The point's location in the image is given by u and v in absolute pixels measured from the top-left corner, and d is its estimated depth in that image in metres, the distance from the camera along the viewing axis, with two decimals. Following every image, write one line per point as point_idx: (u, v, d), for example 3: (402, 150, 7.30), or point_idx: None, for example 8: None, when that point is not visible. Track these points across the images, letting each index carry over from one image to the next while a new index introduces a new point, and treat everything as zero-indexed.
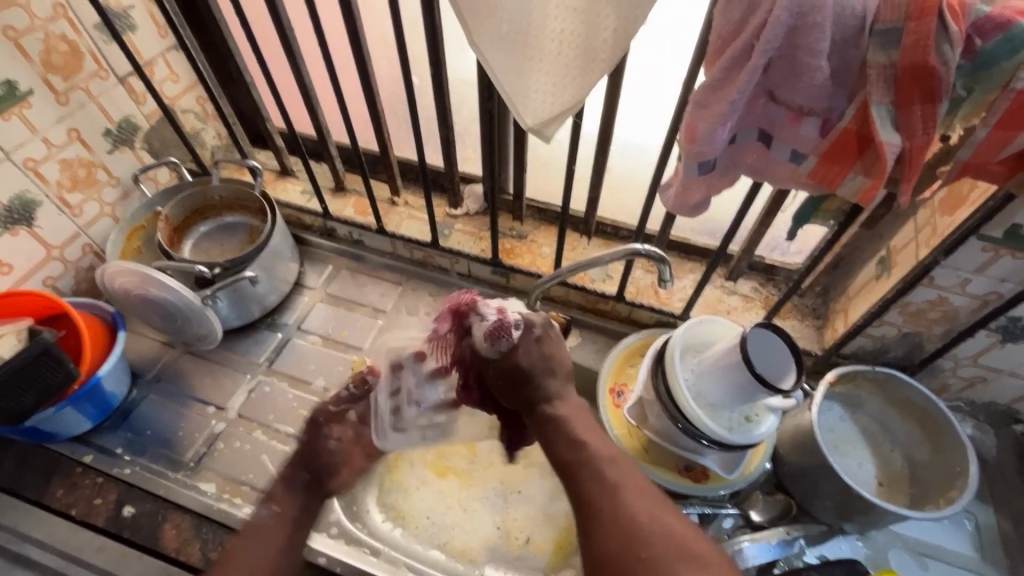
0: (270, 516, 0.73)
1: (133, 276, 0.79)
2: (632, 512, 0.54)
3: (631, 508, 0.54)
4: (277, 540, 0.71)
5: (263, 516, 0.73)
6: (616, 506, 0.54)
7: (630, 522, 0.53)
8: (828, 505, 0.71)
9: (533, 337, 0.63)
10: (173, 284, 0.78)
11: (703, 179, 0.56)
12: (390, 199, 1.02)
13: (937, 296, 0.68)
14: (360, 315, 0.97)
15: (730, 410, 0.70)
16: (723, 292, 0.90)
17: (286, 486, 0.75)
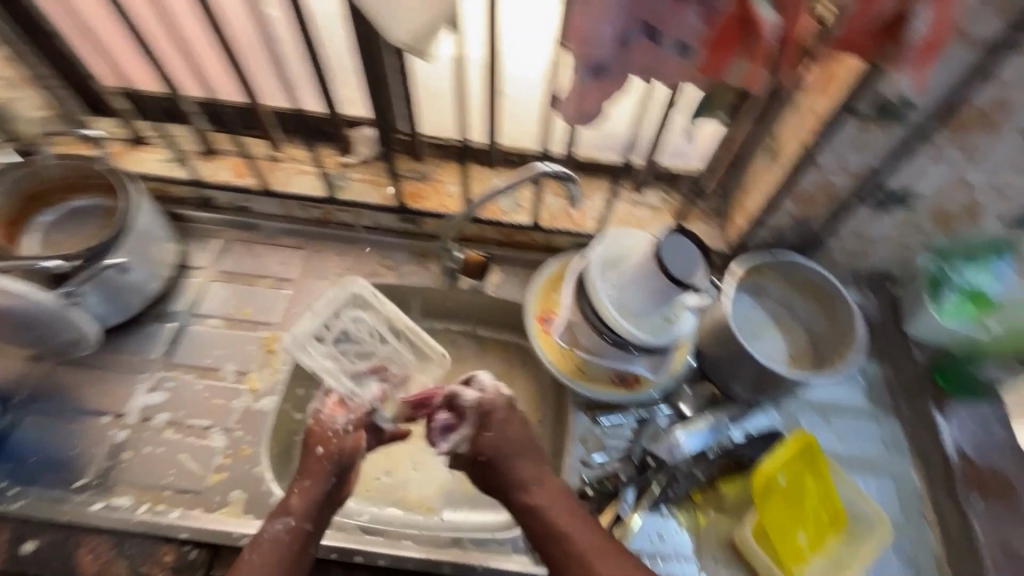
0: (283, 531, 0.61)
1: None
2: (568, 533, 0.62)
3: (555, 523, 0.63)
4: (284, 560, 0.60)
5: (276, 532, 0.61)
6: (545, 523, 0.64)
7: (552, 537, 0.63)
8: (746, 384, 0.77)
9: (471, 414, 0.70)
10: (18, 287, 0.66)
11: (598, 85, 0.54)
12: (271, 155, 0.92)
13: (821, 178, 0.73)
14: (263, 287, 0.89)
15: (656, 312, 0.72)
16: (633, 206, 0.91)
17: (305, 495, 0.63)
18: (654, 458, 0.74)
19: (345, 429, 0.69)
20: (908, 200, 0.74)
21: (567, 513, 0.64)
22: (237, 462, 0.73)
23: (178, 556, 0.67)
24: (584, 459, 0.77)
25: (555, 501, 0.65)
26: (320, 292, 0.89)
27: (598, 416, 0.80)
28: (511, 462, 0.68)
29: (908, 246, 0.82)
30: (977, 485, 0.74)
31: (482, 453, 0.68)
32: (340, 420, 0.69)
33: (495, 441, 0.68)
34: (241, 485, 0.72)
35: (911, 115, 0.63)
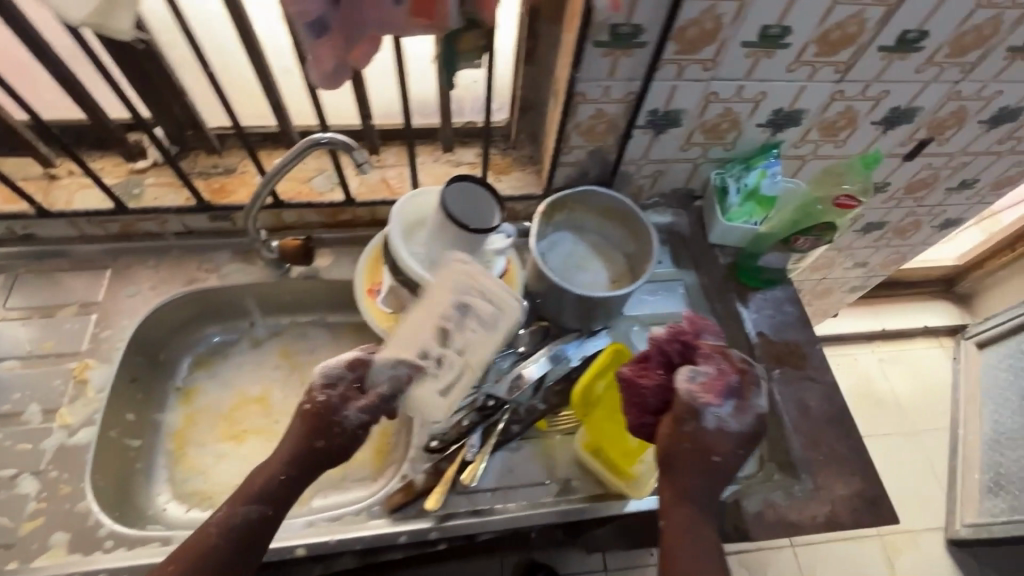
0: (255, 516, 0.59)
1: None
2: (692, 496, 0.65)
3: (695, 490, 0.65)
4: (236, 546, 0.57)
5: (247, 515, 0.59)
6: (705, 478, 0.65)
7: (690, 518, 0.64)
8: (571, 312, 0.82)
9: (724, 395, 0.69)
10: None
11: (326, 41, 0.54)
12: (46, 174, 0.84)
13: (595, 110, 0.78)
14: (67, 317, 0.82)
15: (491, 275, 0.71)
16: (451, 166, 0.92)
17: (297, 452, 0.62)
18: (496, 398, 0.77)
19: (355, 424, 0.63)
20: (675, 118, 0.81)
21: (689, 518, 0.64)
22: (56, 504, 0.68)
23: None
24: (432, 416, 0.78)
25: (713, 483, 0.66)
26: (134, 310, 0.84)
27: None
28: (699, 464, 0.65)
29: (695, 162, 0.91)
30: (775, 357, 0.85)
31: (715, 453, 0.66)
32: (353, 408, 0.63)
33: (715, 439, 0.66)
34: (62, 527, 0.67)
35: (644, 38, 0.68)
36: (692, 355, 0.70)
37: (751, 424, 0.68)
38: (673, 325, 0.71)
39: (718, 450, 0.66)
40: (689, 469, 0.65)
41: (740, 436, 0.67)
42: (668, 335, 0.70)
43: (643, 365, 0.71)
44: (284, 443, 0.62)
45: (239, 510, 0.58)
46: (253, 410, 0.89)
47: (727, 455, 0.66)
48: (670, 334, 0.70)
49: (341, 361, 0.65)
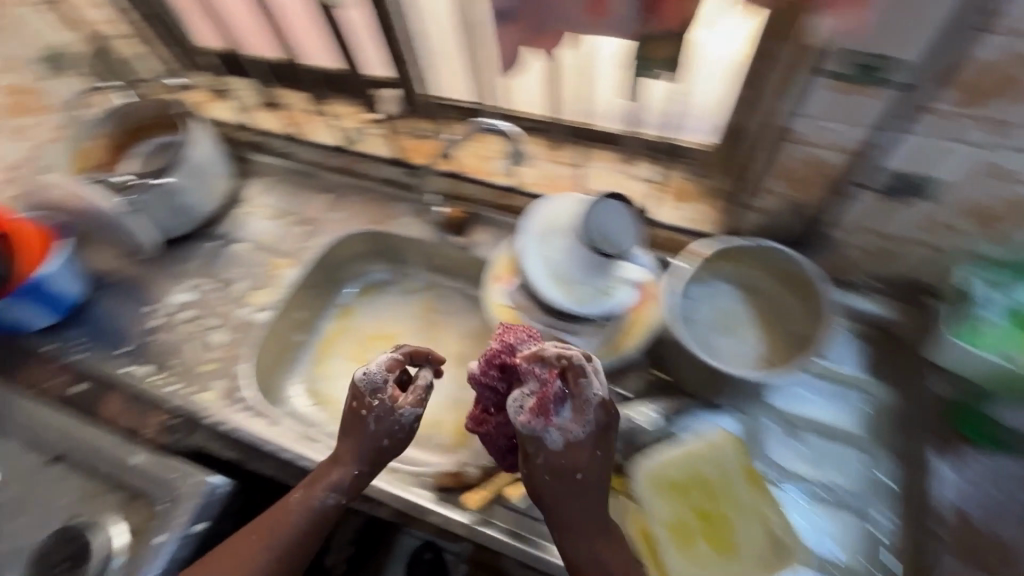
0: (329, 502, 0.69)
1: (69, 188, 0.88)
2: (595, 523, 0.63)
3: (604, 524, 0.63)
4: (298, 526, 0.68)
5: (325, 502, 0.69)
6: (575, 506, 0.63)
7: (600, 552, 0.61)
8: (694, 375, 0.71)
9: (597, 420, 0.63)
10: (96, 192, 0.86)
11: (518, 31, 0.59)
12: (312, 108, 1.05)
13: (807, 154, 0.63)
14: (288, 222, 1.03)
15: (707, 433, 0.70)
16: (628, 179, 0.85)
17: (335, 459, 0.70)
18: None
19: (408, 422, 0.71)
20: (922, 186, 0.62)
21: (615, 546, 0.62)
22: (227, 358, 0.87)
23: (167, 419, 0.82)
24: None
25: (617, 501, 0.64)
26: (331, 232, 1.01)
27: None
28: (567, 486, 0.62)
29: (939, 249, 0.68)
30: None
31: (580, 469, 0.62)
32: (405, 409, 0.70)
33: (575, 458, 0.62)
34: (224, 376, 0.86)
35: (894, 75, 0.54)
36: (517, 372, 0.65)
37: (601, 421, 0.63)
38: (487, 351, 0.67)
39: (587, 454, 0.63)
40: (566, 487, 0.62)
41: (602, 426, 0.63)
42: (481, 365, 0.67)
43: (482, 414, 0.71)
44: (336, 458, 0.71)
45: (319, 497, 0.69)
46: (383, 345, 1.00)
47: (590, 468, 0.62)
48: (489, 360, 0.66)
49: (382, 367, 0.70)
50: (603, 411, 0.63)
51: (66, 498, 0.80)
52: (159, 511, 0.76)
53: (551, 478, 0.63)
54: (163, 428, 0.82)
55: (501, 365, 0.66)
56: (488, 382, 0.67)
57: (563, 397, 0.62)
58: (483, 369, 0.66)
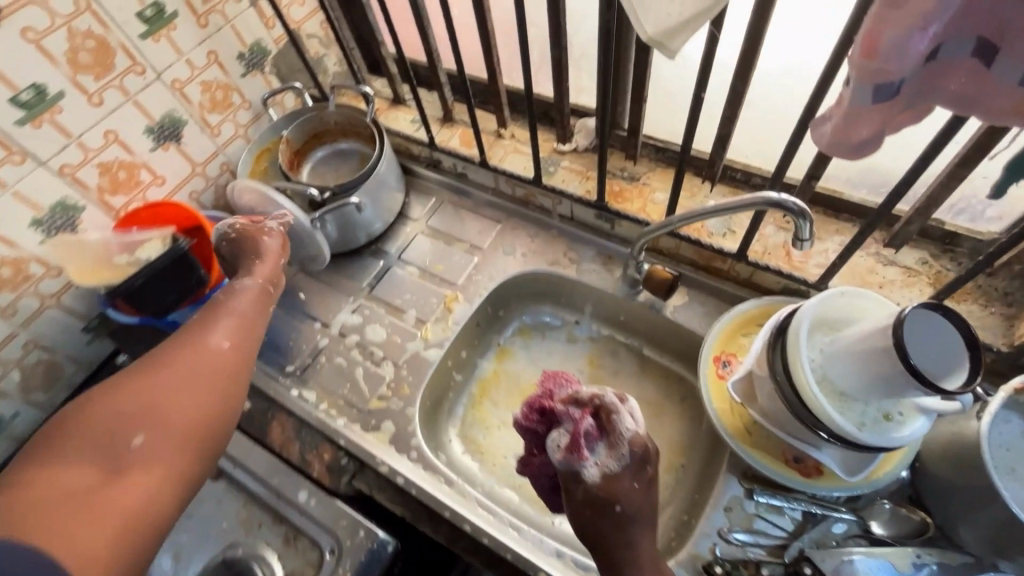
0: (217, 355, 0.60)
1: (257, 194, 0.84)
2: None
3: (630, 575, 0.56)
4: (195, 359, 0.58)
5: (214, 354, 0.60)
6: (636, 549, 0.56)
7: None
8: (980, 533, 0.57)
9: (643, 472, 0.59)
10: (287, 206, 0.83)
11: (879, 109, 0.43)
12: (495, 131, 0.98)
13: None
14: (457, 250, 0.97)
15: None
16: (876, 262, 0.74)
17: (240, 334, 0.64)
18: (813, 567, 0.60)
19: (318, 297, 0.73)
20: None
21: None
22: (395, 397, 0.82)
23: (333, 457, 0.77)
24: (723, 532, 0.66)
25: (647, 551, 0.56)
26: (503, 268, 0.93)
27: (754, 491, 0.68)
28: (603, 514, 0.57)
29: None
30: None
31: (617, 501, 0.57)
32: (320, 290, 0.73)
33: (637, 500, 0.57)
34: (393, 418, 0.80)
35: None
36: (550, 417, 0.62)
37: (638, 453, 0.58)
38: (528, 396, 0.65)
39: (626, 489, 0.57)
40: (613, 520, 0.56)
41: (623, 480, 0.57)
42: (524, 411, 0.63)
43: (529, 454, 0.65)
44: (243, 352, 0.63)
45: (210, 341, 0.60)
46: None
47: (628, 503, 0.56)
48: (530, 405, 0.63)
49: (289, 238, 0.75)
50: (635, 456, 0.58)
51: (227, 522, 0.77)
52: (324, 561, 0.71)
53: (607, 504, 0.57)
54: (328, 467, 0.77)
55: (541, 409, 0.62)
56: (527, 426, 0.63)
57: (601, 438, 0.59)
58: (534, 409, 0.63)
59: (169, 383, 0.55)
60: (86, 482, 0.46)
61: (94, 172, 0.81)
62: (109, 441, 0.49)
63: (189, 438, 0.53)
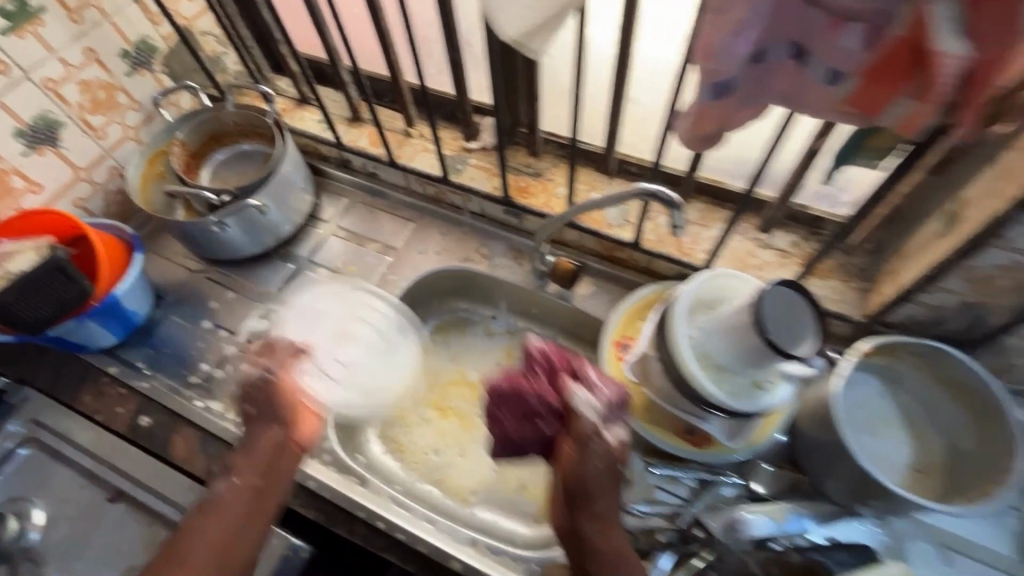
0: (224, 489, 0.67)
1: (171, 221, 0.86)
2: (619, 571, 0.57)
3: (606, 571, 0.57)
4: (248, 496, 0.66)
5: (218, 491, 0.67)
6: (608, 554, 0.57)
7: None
8: (842, 483, 0.64)
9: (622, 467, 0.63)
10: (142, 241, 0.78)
11: (721, 106, 0.48)
12: (404, 130, 0.98)
13: (1011, 262, 0.56)
14: (371, 251, 0.96)
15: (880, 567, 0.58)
16: (755, 246, 0.80)
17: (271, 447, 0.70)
18: (704, 530, 0.65)
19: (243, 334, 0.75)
20: None
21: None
22: (307, 402, 0.81)
23: None
24: (625, 505, 0.70)
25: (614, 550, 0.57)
26: (417, 266, 0.94)
27: (652, 464, 0.72)
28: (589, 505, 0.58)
29: None
30: None
31: (619, 479, 0.59)
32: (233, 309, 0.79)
33: (608, 503, 0.59)
34: None
35: None
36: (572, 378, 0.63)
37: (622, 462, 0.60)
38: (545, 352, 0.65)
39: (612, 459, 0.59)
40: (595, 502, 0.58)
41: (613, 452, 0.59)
42: (542, 361, 0.64)
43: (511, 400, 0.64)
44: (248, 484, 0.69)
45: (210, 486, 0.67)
46: (464, 393, 0.93)
47: (608, 501, 0.59)
48: (549, 360, 0.65)
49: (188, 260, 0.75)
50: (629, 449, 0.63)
51: (128, 546, 0.73)
52: None
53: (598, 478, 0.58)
54: None
55: (562, 368, 0.64)
56: (537, 379, 0.64)
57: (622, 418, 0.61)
58: (554, 366, 0.64)
59: (209, 526, 0.64)
60: (218, 548, 0.62)
61: None
62: (177, 558, 0.61)
63: (229, 536, 0.64)
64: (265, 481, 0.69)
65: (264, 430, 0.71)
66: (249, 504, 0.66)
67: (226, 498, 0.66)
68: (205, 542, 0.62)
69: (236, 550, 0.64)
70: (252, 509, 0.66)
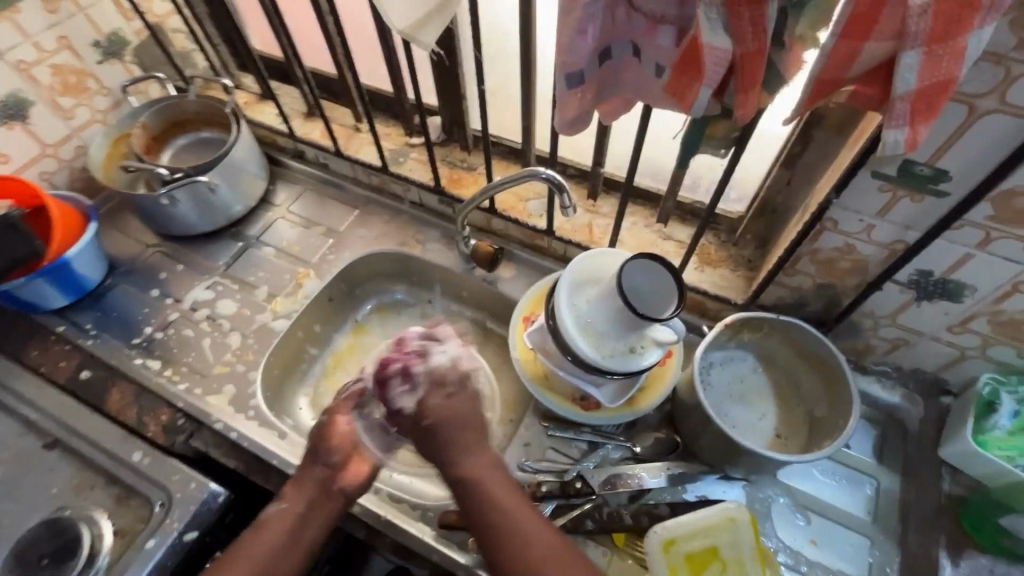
0: (276, 512, 0.67)
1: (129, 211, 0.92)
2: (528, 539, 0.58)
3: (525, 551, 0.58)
4: (287, 530, 0.65)
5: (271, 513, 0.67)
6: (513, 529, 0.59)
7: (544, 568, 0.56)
8: (710, 443, 0.71)
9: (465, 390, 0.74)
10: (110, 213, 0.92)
11: (576, 94, 0.56)
12: (354, 125, 1.07)
13: (845, 244, 0.64)
14: (315, 233, 1.04)
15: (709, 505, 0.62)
16: (657, 236, 0.88)
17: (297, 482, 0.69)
18: (585, 483, 0.72)
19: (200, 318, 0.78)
20: (959, 293, 0.62)
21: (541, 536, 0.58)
22: (239, 363, 0.87)
23: (170, 418, 0.81)
24: (520, 463, 0.77)
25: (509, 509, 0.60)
26: (357, 248, 1.01)
27: (549, 427, 0.79)
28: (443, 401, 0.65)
29: (963, 352, 0.69)
30: None
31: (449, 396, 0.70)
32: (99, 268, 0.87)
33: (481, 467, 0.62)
34: (234, 382, 0.85)
35: (947, 187, 0.53)
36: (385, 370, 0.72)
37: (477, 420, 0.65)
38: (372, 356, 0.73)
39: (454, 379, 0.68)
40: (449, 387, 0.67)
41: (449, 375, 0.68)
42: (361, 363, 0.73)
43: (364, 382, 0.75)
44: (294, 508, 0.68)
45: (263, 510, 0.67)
46: None
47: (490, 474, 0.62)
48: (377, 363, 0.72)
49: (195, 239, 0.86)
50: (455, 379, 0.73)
51: (57, 488, 0.78)
52: (153, 514, 0.75)
53: (450, 412, 0.64)
54: (165, 428, 0.80)
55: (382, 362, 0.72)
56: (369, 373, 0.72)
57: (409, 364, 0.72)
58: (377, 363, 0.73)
59: (249, 549, 0.64)
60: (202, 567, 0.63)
61: None
62: None
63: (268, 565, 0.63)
64: (311, 514, 0.67)
65: (308, 472, 0.70)
66: (299, 534, 0.66)
67: (274, 520, 0.66)
68: (251, 561, 0.62)
69: (278, 572, 0.63)
70: (299, 537, 0.66)
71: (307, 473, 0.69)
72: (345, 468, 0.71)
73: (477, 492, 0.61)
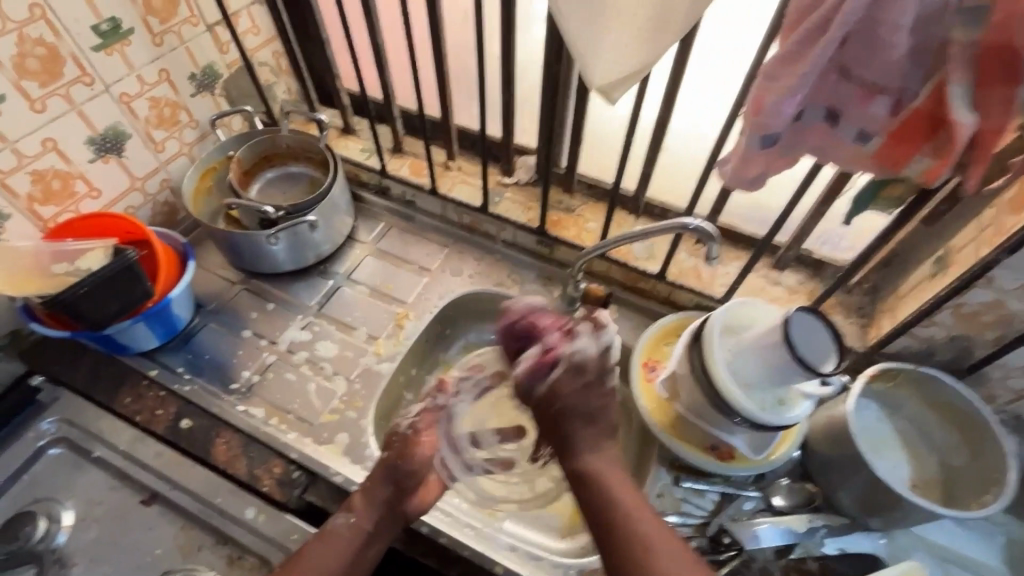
0: (344, 525, 0.66)
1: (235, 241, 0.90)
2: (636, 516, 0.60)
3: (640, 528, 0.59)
4: (348, 551, 0.65)
5: (338, 524, 0.66)
6: (603, 497, 0.62)
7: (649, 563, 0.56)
8: (854, 495, 0.71)
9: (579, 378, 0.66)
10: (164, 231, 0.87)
11: (765, 153, 0.57)
12: (445, 163, 1.05)
13: (995, 299, 0.66)
14: (406, 271, 1.01)
15: (886, 568, 0.67)
16: (767, 282, 0.89)
17: (367, 494, 0.68)
18: (732, 537, 0.70)
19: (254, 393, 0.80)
20: None
21: (637, 500, 0.61)
22: (348, 410, 0.84)
23: (284, 471, 0.76)
24: (656, 517, 0.74)
25: (608, 470, 0.64)
26: (450, 288, 0.99)
27: (681, 478, 0.78)
28: (581, 391, 0.66)
29: None
30: None
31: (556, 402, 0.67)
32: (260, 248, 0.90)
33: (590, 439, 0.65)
34: (346, 430, 0.81)
35: None
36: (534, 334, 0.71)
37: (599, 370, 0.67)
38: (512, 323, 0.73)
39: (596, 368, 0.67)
40: (588, 378, 0.67)
41: (590, 365, 0.67)
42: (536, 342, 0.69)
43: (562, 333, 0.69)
44: (368, 523, 0.67)
45: (330, 519, 0.66)
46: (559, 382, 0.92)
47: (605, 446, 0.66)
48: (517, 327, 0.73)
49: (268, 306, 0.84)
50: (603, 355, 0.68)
51: (162, 548, 0.73)
52: None
53: (575, 390, 0.66)
54: (279, 481, 0.75)
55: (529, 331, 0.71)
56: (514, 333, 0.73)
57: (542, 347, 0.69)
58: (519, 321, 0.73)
59: (316, 559, 0.63)
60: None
61: (26, 180, 0.79)
62: None
63: None
64: (377, 532, 0.67)
65: (379, 485, 0.69)
66: (363, 552, 0.66)
67: (343, 532, 0.66)
68: (319, 574, 0.62)
69: None
70: (363, 553, 0.66)
71: (375, 488, 0.68)
72: (414, 491, 0.70)
73: (603, 495, 0.62)
